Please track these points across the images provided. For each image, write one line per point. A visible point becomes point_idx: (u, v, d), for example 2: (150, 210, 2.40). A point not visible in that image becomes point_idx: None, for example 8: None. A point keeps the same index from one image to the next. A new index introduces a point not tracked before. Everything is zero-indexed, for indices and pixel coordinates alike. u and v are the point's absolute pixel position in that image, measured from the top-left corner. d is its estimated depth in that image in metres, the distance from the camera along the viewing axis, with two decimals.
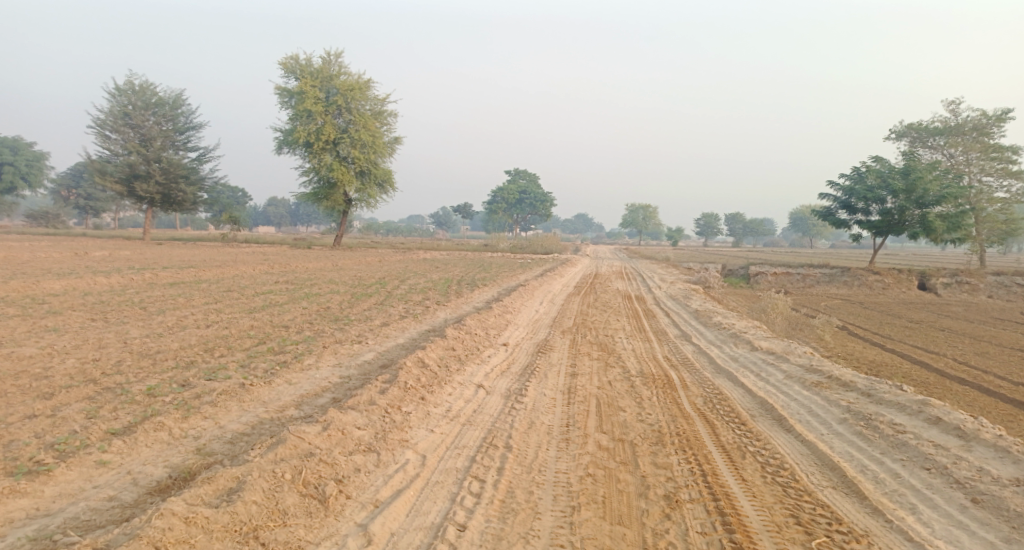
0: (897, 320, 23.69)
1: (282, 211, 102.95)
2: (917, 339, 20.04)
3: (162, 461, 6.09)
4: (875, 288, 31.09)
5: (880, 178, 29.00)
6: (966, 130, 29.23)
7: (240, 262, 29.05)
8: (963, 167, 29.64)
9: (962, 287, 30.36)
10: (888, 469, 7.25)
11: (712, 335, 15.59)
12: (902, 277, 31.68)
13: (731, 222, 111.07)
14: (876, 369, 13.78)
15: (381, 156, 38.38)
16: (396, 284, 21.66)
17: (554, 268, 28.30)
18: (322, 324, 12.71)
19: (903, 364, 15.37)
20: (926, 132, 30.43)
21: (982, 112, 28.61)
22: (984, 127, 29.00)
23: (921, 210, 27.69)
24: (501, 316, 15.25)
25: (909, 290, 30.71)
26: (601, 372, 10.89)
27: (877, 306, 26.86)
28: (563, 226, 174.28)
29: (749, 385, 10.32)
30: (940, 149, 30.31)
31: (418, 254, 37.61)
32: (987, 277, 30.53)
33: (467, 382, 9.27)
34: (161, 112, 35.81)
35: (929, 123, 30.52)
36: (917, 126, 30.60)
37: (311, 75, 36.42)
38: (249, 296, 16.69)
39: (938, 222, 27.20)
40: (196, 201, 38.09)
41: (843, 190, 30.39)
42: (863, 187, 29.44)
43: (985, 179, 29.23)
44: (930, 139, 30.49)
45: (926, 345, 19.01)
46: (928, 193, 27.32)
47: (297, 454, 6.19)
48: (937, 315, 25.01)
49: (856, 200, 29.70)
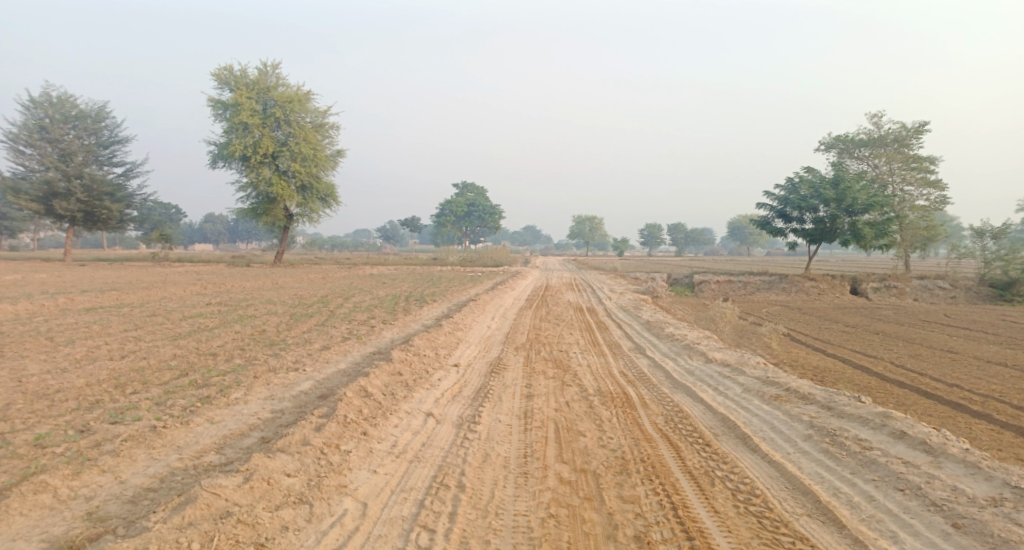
0: (839, 325, 23.83)
1: (220, 228, 99.77)
2: (855, 344, 20.12)
3: (40, 533, 5.15)
4: (812, 293, 31.49)
5: (812, 188, 29.28)
6: (888, 142, 29.81)
7: (171, 282, 27.56)
8: (887, 177, 30.22)
9: (891, 291, 31.03)
10: (862, 491, 6.77)
11: (666, 347, 15.12)
12: (836, 282, 32.17)
13: (672, 232, 112.65)
14: (822, 377, 13.52)
15: (322, 169, 37.17)
16: (339, 302, 20.68)
17: (503, 281, 27.70)
18: (256, 349, 11.74)
19: (846, 370, 15.23)
20: (851, 143, 30.94)
21: (902, 125, 29.25)
22: (904, 139, 29.63)
23: (852, 219, 28.10)
24: (450, 333, 14.49)
25: (842, 295, 31.18)
26: (557, 392, 10.22)
27: (816, 312, 27.08)
28: (509, 238, 174.31)
29: (708, 400, 9.79)
30: (864, 160, 30.81)
31: (362, 269, 36.50)
32: (913, 281, 31.32)
33: (415, 410, 8.47)
34: (82, 125, 33.90)
35: (854, 135, 31.03)
36: (843, 138, 31.09)
37: (247, 86, 35.00)
38: (177, 321, 15.53)
39: (867, 230, 27.58)
40: (122, 219, 36.16)
41: (778, 199, 30.64)
42: (798, 196, 29.73)
43: (906, 189, 29.87)
44: (855, 151, 30.98)
45: (865, 350, 19.04)
46: (857, 203, 27.72)
47: (208, 516, 5.34)
48: (872, 318, 25.37)
49: (791, 210, 29.95)
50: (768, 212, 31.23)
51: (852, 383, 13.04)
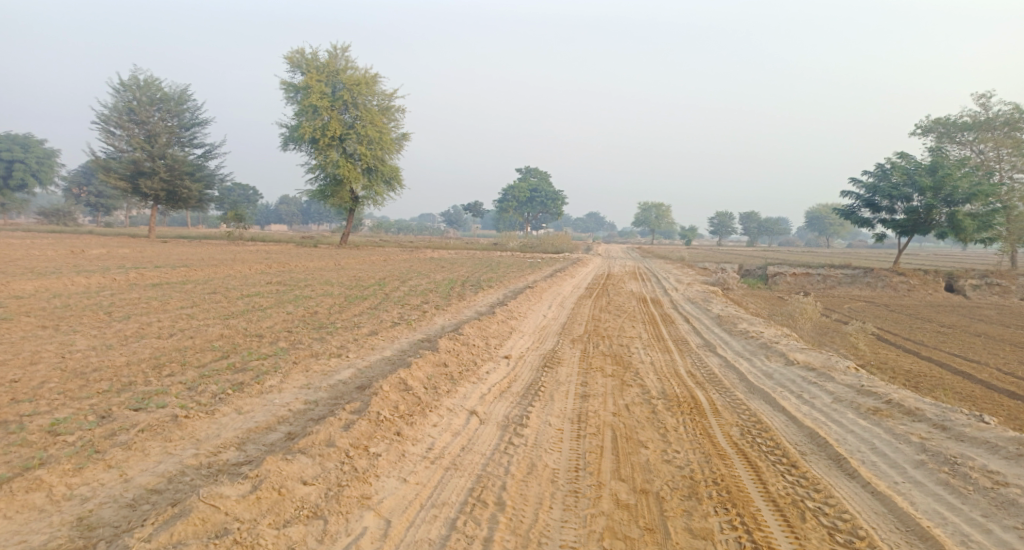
0: (931, 324, 21.99)
1: (294, 210, 102.24)
2: (952, 346, 18.45)
3: (19, 541, 4.76)
4: (900, 290, 29.35)
5: (905, 175, 27.24)
6: (997, 125, 27.57)
7: (239, 261, 27.85)
8: (994, 164, 27.91)
9: (990, 289, 28.62)
10: (999, 541, 5.77)
11: (739, 345, 14.02)
12: (927, 279, 29.93)
13: (745, 221, 108.86)
14: (920, 386, 12.21)
15: (388, 152, 37.01)
16: (397, 286, 20.30)
17: (565, 269, 26.86)
18: (303, 332, 11.30)
19: (943, 376, 13.82)
20: (954, 127, 28.69)
21: (1014, 106, 26.94)
22: (1016, 122, 27.29)
23: (951, 209, 25.98)
24: (504, 322, 13.79)
25: (934, 293, 28.98)
26: (617, 394, 9.44)
27: (905, 310, 25.17)
28: (575, 226, 172.91)
29: (791, 410, 8.79)
30: (967, 145, 28.60)
31: (426, 253, 36.20)
32: (1017, 279, 28.80)
33: (458, 407, 7.83)
34: (166, 107, 34.59)
35: (956, 118, 28.81)
36: (944, 121, 28.85)
37: (318, 69, 35.10)
38: (233, 300, 15.34)
39: (968, 222, 25.39)
40: (202, 199, 36.94)
41: (866, 188, 28.69)
42: (888, 184, 27.73)
43: (1016, 176, 27.47)
44: (957, 135, 28.75)
45: (964, 354, 17.37)
46: (957, 192, 25.56)
47: (203, 534, 4.83)
48: (968, 318, 23.34)
49: (880, 199, 27.99)
50: (853, 201, 29.32)
51: (959, 395, 11.71)
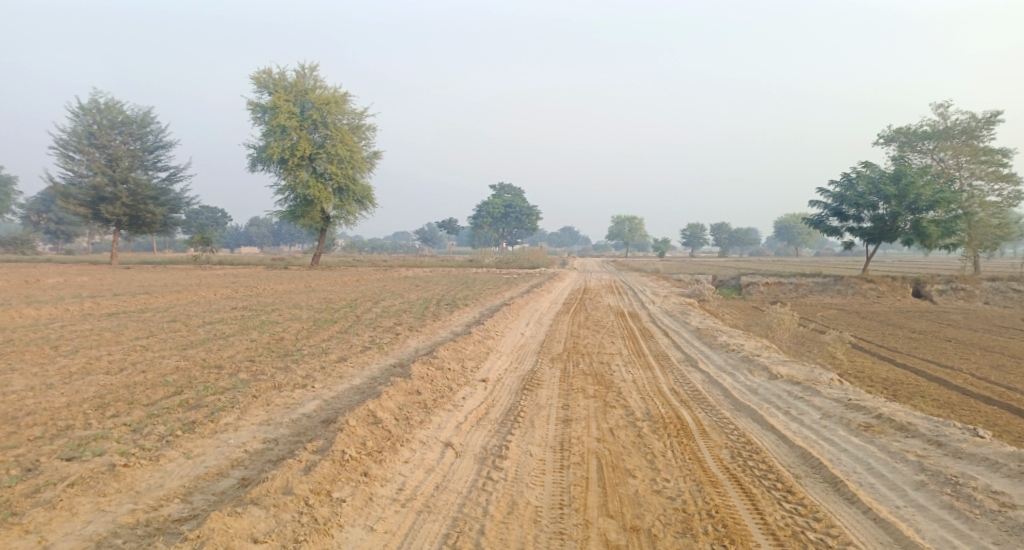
0: (903, 331, 21.87)
1: (264, 231, 100.74)
2: (926, 352, 18.33)
3: None
4: (870, 296, 29.32)
5: (870, 184, 27.28)
6: (955, 133, 27.77)
7: (204, 286, 27.03)
8: (954, 172, 28.08)
9: (958, 293, 28.76)
10: None
11: (721, 359, 13.62)
12: (896, 285, 30.02)
13: (715, 232, 109.73)
14: (901, 397, 11.92)
15: (359, 172, 36.40)
16: (368, 307, 19.65)
17: (541, 284, 26.42)
18: (266, 361, 10.65)
19: (920, 383, 13.62)
20: (914, 136, 28.88)
21: (971, 114, 27.21)
22: (973, 130, 27.56)
23: (915, 216, 26.06)
24: (480, 343, 13.26)
25: (903, 299, 29.06)
26: (600, 416, 8.96)
27: (876, 316, 25.11)
28: (548, 241, 173.16)
29: (780, 428, 8.36)
30: (928, 154, 28.73)
31: (399, 272, 35.57)
32: (983, 283, 29.01)
33: (432, 439, 7.29)
34: (127, 130, 33.63)
35: (917, 128, 29.02)
36: (904, 131, 29.07)
37: (285, 89, 34.47)
38: (194, 327, 14.59)
39: (932, 228, 25.51)
40: (167, 222, 35.95)
41: (834, 196, 28.71)
42: (855, 193, 27.78)
43: (975, 183, 27.65)
44: (918, 144, 28.93)
45: (938, 359, 17.20)
46: (921, 199, 25.69)
47: None
48: (938, 323, 23.32)
49: (848, 207, 28.04)
50: (822, 210, 29.33)
51: (941, 405, 11.43)
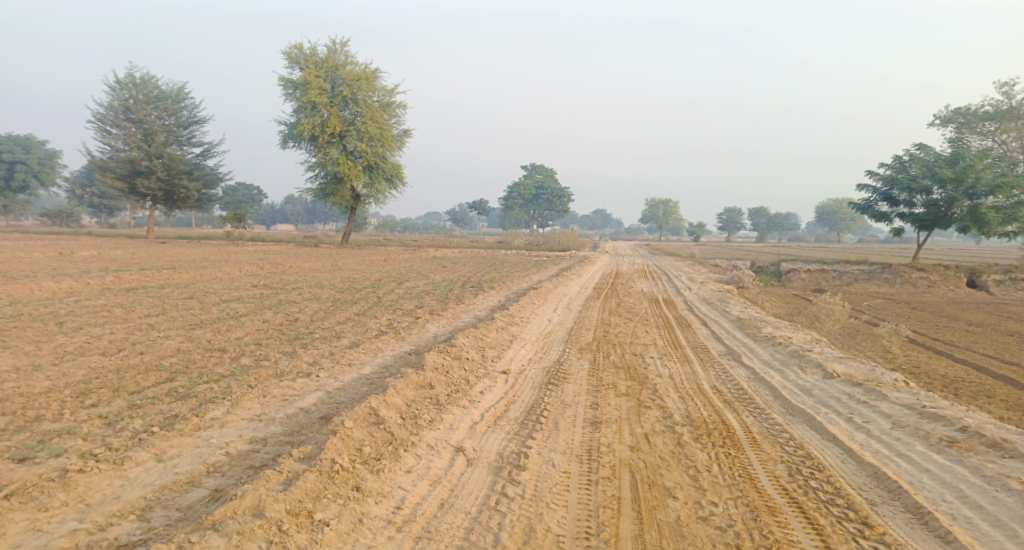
0: (957, 323, 20.45)
1: (300, 209, 100.93)
2: (986, 346, 16.96)
3: None
4: (919, 286, 27.71)
5: (924, 167, 25.61)
6: (1020, 114, 25.94)
7: (232, 261, 26.65)
8: (1017, 155, 26.26)
9: (1015, 284, 26.98)
10: None
11: (767, 353, 12.52)
12: (948, 274, 28.27)
13: (753, 216, 106.87)
14: (967, 399, 10.82)
15: (390, 149, 35.62)
16: (392, 288, 18.85)
17: (572, 268, 25.39)
18: (273, 346, 9.83)
19: (982, 381, 12.40)
20: (974, 117, 27.13)
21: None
22: None
23: (973, 202, 24.34)
24: (504, 330, 12.34)
25: (956, 288, 27.35)
26: (635, 419, 8.10)
27: (927, 307, 23.58)
28: (582, 224, 171.38)
29: (845, 440, 7.81)
30: (989, 136, 26.98)
31: (429, 252, 34.81)
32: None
33: (441, 443, 6.46)
34: (163, 105, 33.16)
35: (977, 108, 27.22)
36: (964, 111, 27.32)
37: (317, 65, 33.74)
38: (208, 304, 13.85)
39: (992, 214, 23.82)
40: (201, 198, 35.63)
41: (883, 180, 27.03)
42: (906, 177, 26.12)
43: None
44: (978, 125, 27.20)
45: (999, 355, 15.84)
46: (980, 183, 24.02)
47: None
48: (995, 316, 21.80)
49: (899, 192, 26.38)
50: (869, 195, 27.67)
51: (1011, 412, 10.33)
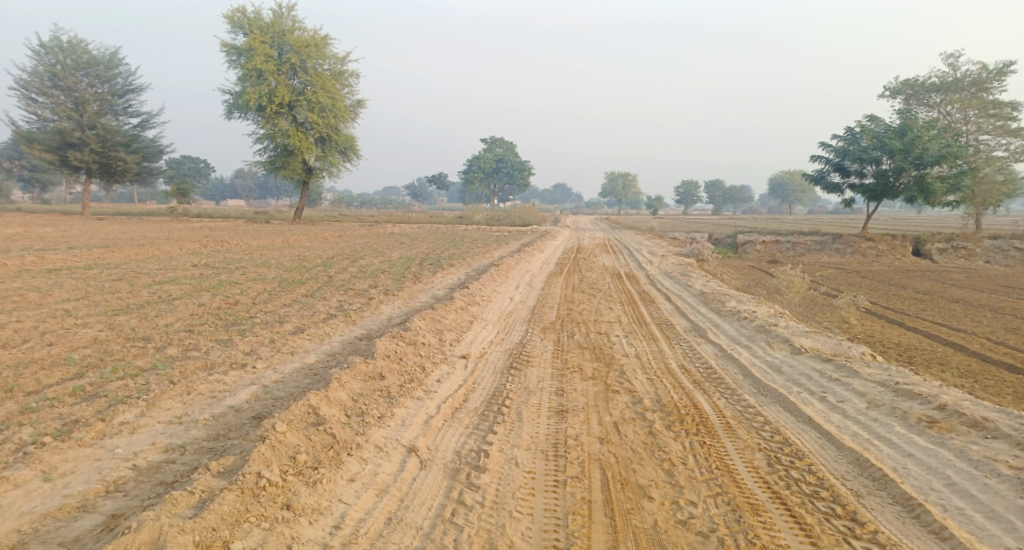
0: (906, 290, 20.51)
1: (251, 184, 98.01)
2: (934, 313, 16.93)
3: None
4: (869, 255, 27.84)
5: (875, 138, 25.49)
6: (965, 85, 25.84)
7: (171, 238, 25.31)
8: (960, 126, 26.35)
9: (957, 252, 27.31)
10: None
11: (733, 329, 12.06)
12: (896, 243, 28.48)
13: (709, 189, 107.62)
14: (922, 369, 10.56)
15: (342, 121, 34.24)
16: (345, 266, 17.93)
17: (531, 242, 24.72)
18: (206, 332, 8.85)
19: (935, 348, 12.23)
20: (921, 88, 26.95)
21: (983, 64, 25.39)
22: (984, 82, 25.70)
23: (920, 172, 24.32)
24: (463, 310, 11.62)
25: (904, 257, 27.54)
26: (603, 405, 7.49)
27: (877, 276, 23.60)
28: (540, 197, 170.90)
29: (824, 423, 7.32)
30: (935, 108, 26.83)
31: (384, 228, 33.79)
32: (983, 241, 27.56)
33: (392, 444, 5.76)
34: (94, 72, 31.19)
35: (925, 79, 27.07)
36: (912, 82, 27.10)
37: (262, 30, 32.06)
38: (139, 285, 12.72)
39: (937, 185, 23.86)
40: (141, 172, 33.79)
41: (835, 151, 26.89)
42: (858, 148, 26.00)
43: (981, 139, 26.08)
44: (926, 97, 26.97)
45: (948, 322, 15.73)
46: (927, 153, 23.99)
47: None
48: (942, 283, 21.94)
49: (850, 162, 26.24)
50: (822, 165, 27.54)
51: (966, 380, 10.09)
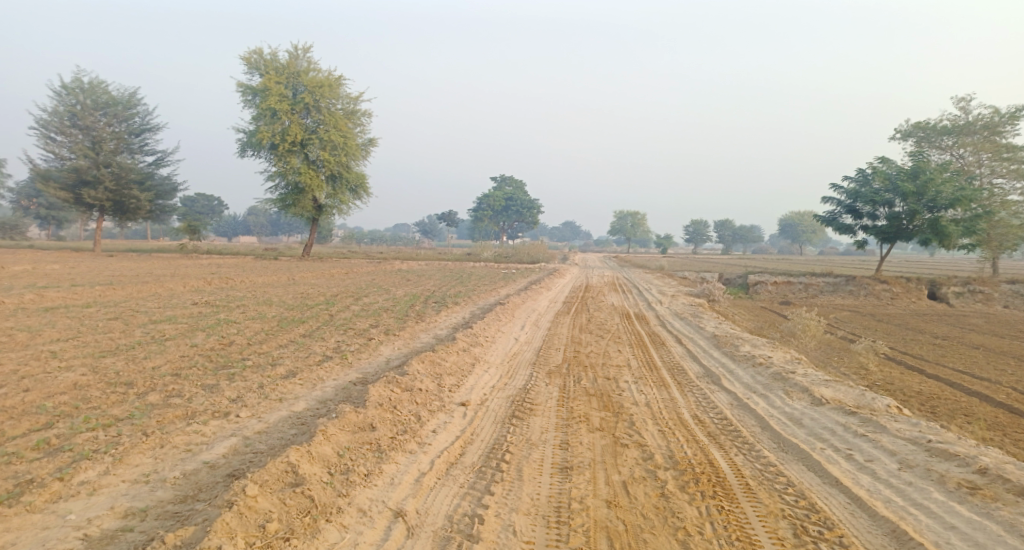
0: (923, 335, 19.91)
1: (262, 220, 98.32)
2: (954, 359, 16.29)
3: None
4: (883, 298, 27.21)
5: (887, 181, 25.09)
6: (977, 129, 25.43)
7: (177, 276, 25.08)
8: (974, 169, 25.79)
9: (974, 296, 26.63)
10: None
11: (747, 376, 11.46)
12: (910, 286, 27.82)
13: (719, 229, 107.23)
14: (946, 420, 9.94)
15: (354, 159, 34.19)
16: (348, 305, 17.49)
17: (540, 281, 24.26)
18: (194, 376, 8.38)
19: (958, 396, 11.60)
20: (934, 131, 26.55)
21: (995, 107, 24.95)
22: (996, 125, 25.21)
23: (933, 215, 23.83)
24: (465, 352, 11.12)
25: (918, 300, 26.87)
26: (611, 462, 6.94)
27: (891, 319, 23.02)
28: (550, 235, 171.05)
29: (854, 486, 6.86)
30: (948, 150, 26.40)
31: (392, 265, 33.44)
32: (1000, 285, 26.89)
33: (376, 507, 5.58)
34: (112, 111, 31.25)
35: (936, 122, 26.67)
36: (923, 125, 26.72)
37: (277, 71, 32.20)
38: (134, 324, 12.29)
39: (952, 227, 23.31)
40: (154, 210, 33.70)
41: (847, 193, 26.47)
42: (869, 190, 25.56)
43: (995, 182, 25.42)
44: (937, 140, 26.63)
45: (969, 369, 15.05)
46: (940, 196, 23.50)
47: None
48: (958, 328, 21.33)
49: (862, 204, 25.80)
50: (834, 207, 27.10)
51: (993, 433, 9.48)
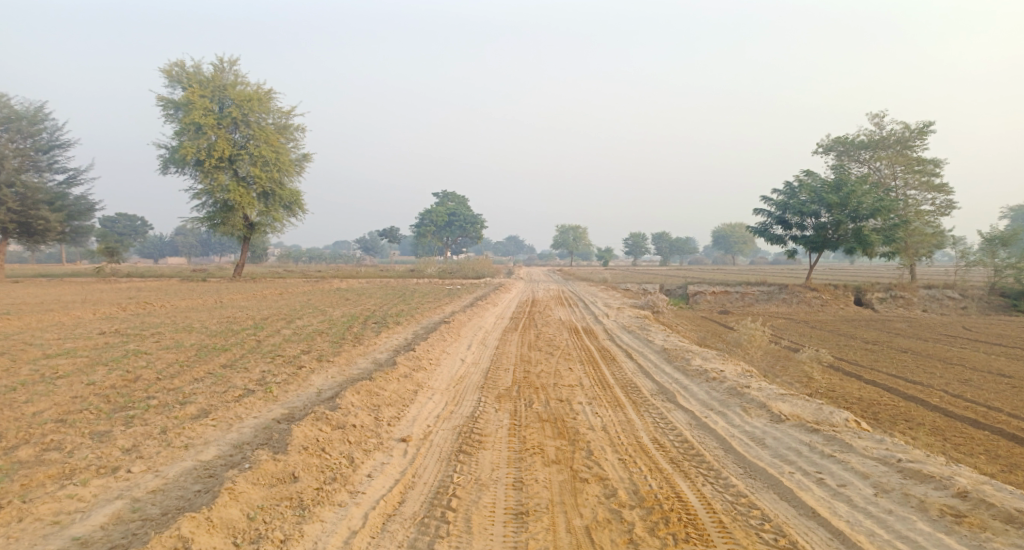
0: (856, 341, 19.93)
1: (191, 241, 94.02)
2: (885, 364, 16.14)
3: None
4: (814, 305, 27.40)
5: (812, 193, 25.19)
6: (891, 143, 25.86)
7: (87, 301, 23.26)
8: (889, 181, 26.27)
9: (896, 302, 26.91)
10: None
11: (703, 392, 10.84)
12: (837, 293, 28.06)
13: (657, 242, 108.35)
14: (888, 426, 9.54)
15: (287, 175, 32.76)
16: (276, 328, 16.17)
17: (485, 296, 23.38)
18: (82, 422, 7.18)
19: (895, 401, 11.26)
20: (852, 145, 26.77)
21: (906, 123, 25.40)
22: (908, 140, 25.73)
23: (856, 225, 24.05)
24: (407, 377, 10.13)
25: (845, 307, 27.12)
26: (571, 503, 6.13)
27: (825, 326, 23.10)
28: (492, 249, 170.39)
29: (834, 516, 6.24)
30: (866, 164, 26.72)
31: (331, 284, 32.03)
32: (919, 289, 27.37)
33: None
34: (15, 127, 28.99)
35: (854, 136, 26.96)
36: (842, 139, 26.94)
37: (202, 84, 30.52)
38: (23, 361, 10.83)
39: (874, 237, 23.60)
40: (65, 232, 31.26)
41: (777, 205, 26.48)
42: (796, 202, 25.59)
43: (909, 194, 26.03)
44: (856, 153, 26.84)
45: (901, 375, 14.83)
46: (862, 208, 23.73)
47: None
48: (886, 332, 21.48)
49: (790, 216, 25.81)
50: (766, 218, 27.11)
51: (934, 438, 9.09)
